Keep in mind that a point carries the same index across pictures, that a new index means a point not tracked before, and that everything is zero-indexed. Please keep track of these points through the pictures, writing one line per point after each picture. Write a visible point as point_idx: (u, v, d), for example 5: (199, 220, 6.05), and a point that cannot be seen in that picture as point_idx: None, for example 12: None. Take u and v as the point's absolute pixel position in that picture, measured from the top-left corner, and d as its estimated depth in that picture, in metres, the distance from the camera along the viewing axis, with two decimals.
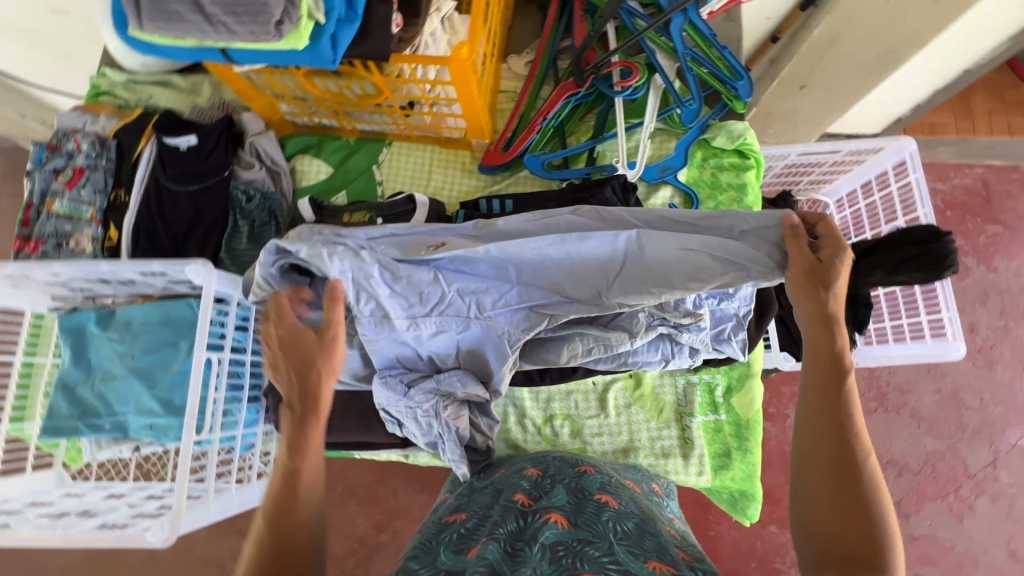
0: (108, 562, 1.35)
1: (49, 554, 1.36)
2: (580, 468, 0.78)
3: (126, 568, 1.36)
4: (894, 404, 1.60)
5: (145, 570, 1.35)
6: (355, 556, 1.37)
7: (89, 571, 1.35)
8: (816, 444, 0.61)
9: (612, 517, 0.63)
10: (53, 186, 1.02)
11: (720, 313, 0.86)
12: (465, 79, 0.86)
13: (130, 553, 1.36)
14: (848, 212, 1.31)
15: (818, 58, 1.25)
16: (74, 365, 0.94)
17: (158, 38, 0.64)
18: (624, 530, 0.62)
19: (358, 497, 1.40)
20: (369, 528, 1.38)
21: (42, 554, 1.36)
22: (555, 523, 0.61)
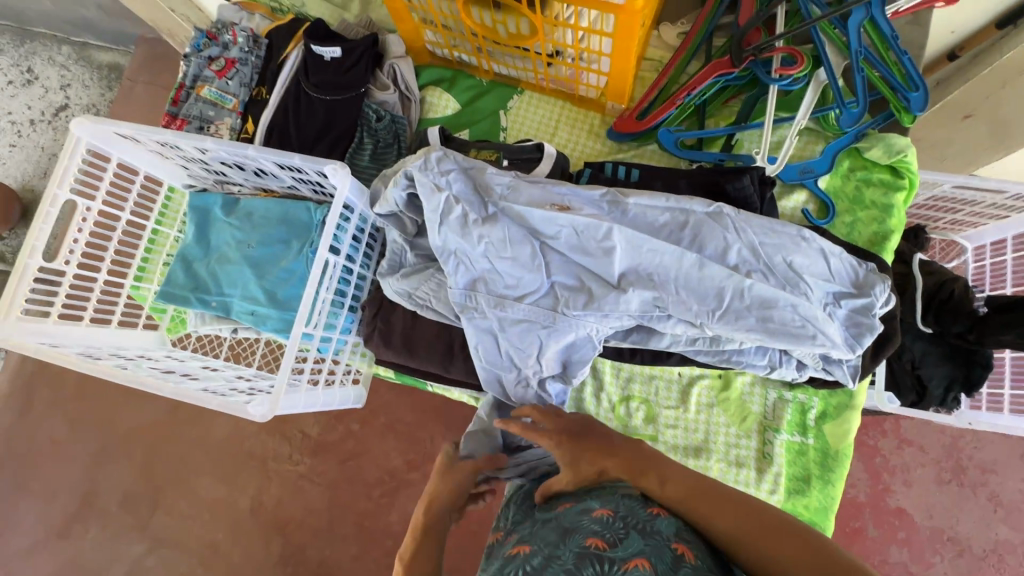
0: (170, 432, 1.47)
1: (122, 412, 1.50)
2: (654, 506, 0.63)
3: (182, 442, 1.47)
4: (972, 482, 1.44)
5: (198, 448, 1.46)
6: (383, 486, 1.38)
7: (153, 435, 1.47)
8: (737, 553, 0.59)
9: None
10: (205, 72, 1.08)
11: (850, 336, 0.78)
12: (628, 34, 0.82)
13: (189, 429, 1.48)
14: (988, 262, 1.20)
15: (999, 86, 1.12)
16: (196, 241, 1.00)
17: None
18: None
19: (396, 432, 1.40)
20: (401, 464, 1.39)
21: (116, 410, 1.50)
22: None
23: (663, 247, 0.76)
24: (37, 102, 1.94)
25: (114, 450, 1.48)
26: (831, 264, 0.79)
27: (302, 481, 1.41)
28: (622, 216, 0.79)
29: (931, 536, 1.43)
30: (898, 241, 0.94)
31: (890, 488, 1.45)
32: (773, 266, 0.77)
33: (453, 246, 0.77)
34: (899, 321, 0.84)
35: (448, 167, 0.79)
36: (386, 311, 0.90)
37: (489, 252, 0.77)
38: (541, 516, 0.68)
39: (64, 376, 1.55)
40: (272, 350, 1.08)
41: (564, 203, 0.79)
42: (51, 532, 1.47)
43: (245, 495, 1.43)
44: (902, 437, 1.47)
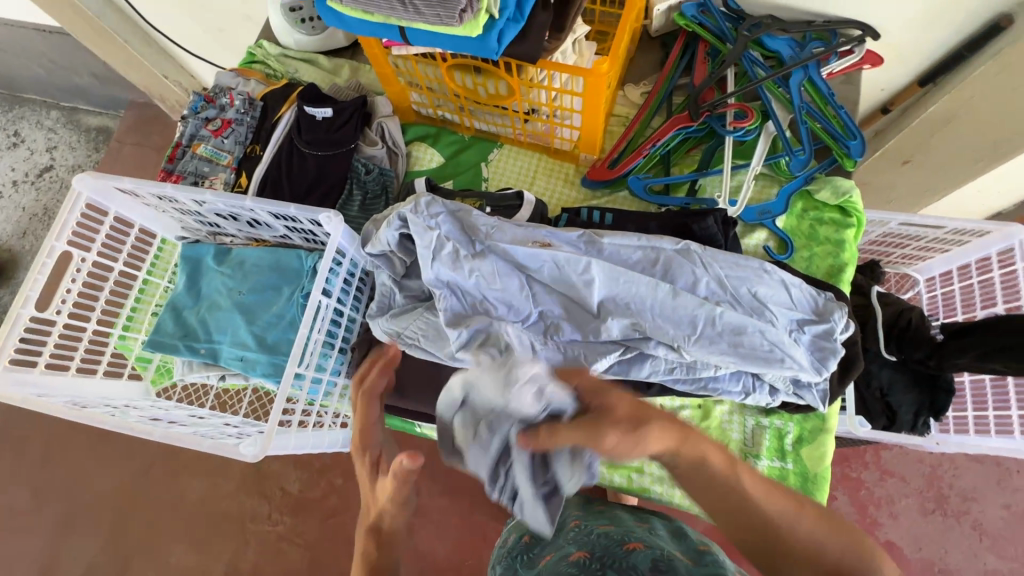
0: (144, 494, 1.42)
1: (93, 475, 1.45)
2: (629, 546, 0.72)
3: (155, 504, 1.42)
4: (955, 510, 1.51)
5: (171, 511, 1.41)
6: None
7: (126, 498, 1.42)
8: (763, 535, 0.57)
9: None
10: (202, 132, 1.14)
11: (817, 361, 0.83)
12: (596, 94, 0.92)
13: (162, 492, 1.43)
14: (939, 291, 1.29)
15: (930, 135, 1.26)
16: (186, 290, 1.03)
17: (350, 11, 0.72)
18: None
19: None
20: None
21: (86, 474, 1.45)
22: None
23: (639, 280, 0.82)
24: (22, 164, 1.98)
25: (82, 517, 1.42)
26: (792, 294, 0.85)
27: (282, 542, 1.36)
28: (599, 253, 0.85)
29: (922, 567, 1.47)
30: (852, 273, 1.02)
31: (877, 521, 1.51)
32: (739, 296, 0.83)
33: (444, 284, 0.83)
34: (859, 346, 0.90)
35: (438, 211, 0.85)
36: (375, 353, 0.92)
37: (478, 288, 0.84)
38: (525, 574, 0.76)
39: (31, 438, 1.49)
40: (259, 397, 1.09)
41: (546, 242, 0.85)
42: None
43: (224, 560, 1.37)
44: (884, 469, 1.55)
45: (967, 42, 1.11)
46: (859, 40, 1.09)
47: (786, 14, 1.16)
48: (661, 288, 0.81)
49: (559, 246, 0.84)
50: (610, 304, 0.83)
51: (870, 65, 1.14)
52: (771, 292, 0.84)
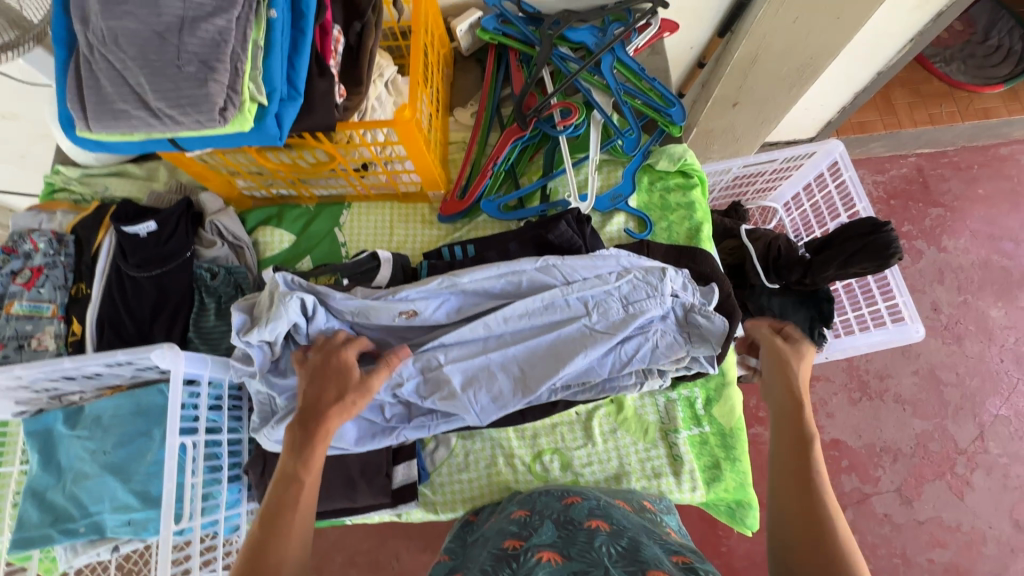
0: None
1: None
2: (568, 500, 0.82)
3: None
4: (877, 392, 1.65)
5: None
6: None
7: None
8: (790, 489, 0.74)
9: (604, 541, 0.67)
10: (11, 288, 1.01)
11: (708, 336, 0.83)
12: (412, 137, 0.89)
13: None
14: (796, 215, 1.41)
15: (742, 77, 1.33)
16: (43, 469, 0.91)
17: (106, 135, 0.66)
18: (621, 551, 0.65)
19: (358, 565, 1.41)
20: None
21: None
22: (548, 559, 0.64)
23: (522, 308, 0.83)
24: None
25: None
26: (670, 286, 0.85)
27: None
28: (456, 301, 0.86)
29: (868, 453, 1.60)
30: (708, 229, 1.07)
31: (819, 425, 1.63)
32: (611, 297, 0.84)
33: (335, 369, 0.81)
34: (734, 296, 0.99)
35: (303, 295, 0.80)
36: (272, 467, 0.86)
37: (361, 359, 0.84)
38: (471, 538, 0.85)
39: None
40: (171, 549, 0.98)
41: (413, 307, 0.84)
42: None
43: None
44: (809, 376, 1.67)
45: None
46: (651, 12, 1.12)
47: (581, 4, 1.20)
48: (536, 322, 0.84)
49: (423, 304, 0.84)
50: (498, 335, 0.85)
51: (669, 32, 1.20)
52: (632, 280, 0.85)
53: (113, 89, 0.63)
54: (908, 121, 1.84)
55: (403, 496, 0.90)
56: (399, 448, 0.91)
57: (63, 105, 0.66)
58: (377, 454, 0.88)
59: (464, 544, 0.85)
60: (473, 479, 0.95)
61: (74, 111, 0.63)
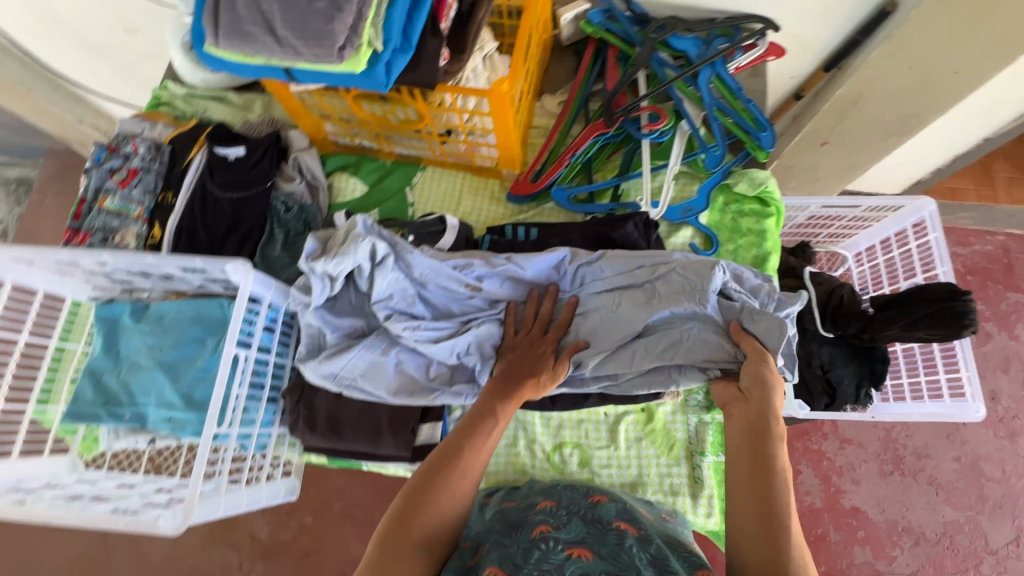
0: (121, 547, 1.52)
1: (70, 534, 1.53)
2: (594, 499, 0.83)
3: (139, 552, 1.52)
4: (911, 469, 1.57)
5: (157, 559, 1.51)
6: None
7: (100, 552, 1.52)
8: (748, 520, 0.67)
9: (636, 545, 0.69)
10: (107, 184, 1.09)
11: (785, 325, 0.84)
12: (503, 111, 0.91)
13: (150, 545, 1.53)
14: (868, 267, 1.33)
15: (840, 117, 1.28)
16: (104, 353, 0.98)
17: (229, 55, 0.70)
18: (654, 560, 0.67)
19: (353, 517, 1.49)
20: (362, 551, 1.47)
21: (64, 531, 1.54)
22: (579, 557, 0.66)
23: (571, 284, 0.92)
24: None
25: None
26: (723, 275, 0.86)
27: None
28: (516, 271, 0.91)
29: (888, 529, 1.52)
30: (775, 260, 1.05)
31: (842, 489, 1.56)
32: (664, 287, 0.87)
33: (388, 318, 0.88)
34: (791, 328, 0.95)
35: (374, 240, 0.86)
36: (307, 397, 0.90)
37: (418, 310, 0.91)
38: (489, 515, 0.85)
39: None
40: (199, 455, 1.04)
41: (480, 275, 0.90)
42: None
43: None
44: (841, 437, 1.60)
45: (861, 26, 1.14)
46: (760, 33, 1.10)
47: (689, 13, 1.18)
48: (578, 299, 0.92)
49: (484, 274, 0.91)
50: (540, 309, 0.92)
51: (775, 56, 1.17)
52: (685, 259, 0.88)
53: (245, 13, 0.67)
54: (1005, 197, 1.75)
55: (423, 454, 0.91)
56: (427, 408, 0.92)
57: (197, 20, 0.70)
58: (406, 409, 0.90)
59: (485, 517, 0.85)
60: (491, 454, 0.97)
61: (207, 27, 0.67)
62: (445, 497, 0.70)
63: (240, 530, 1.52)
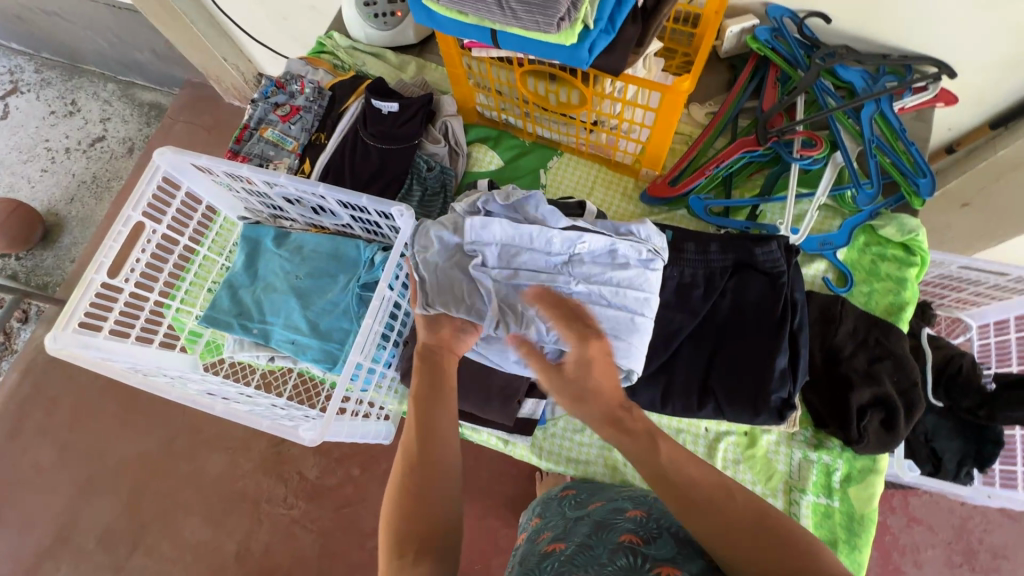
0: (184, 454, 1.62)
1: (144, 432, 1.65)
2: None
3: (198, 463, 1.62)
4: (984, 567, 1.42)
5: (214, 472, 1.60)
6: (380, 537, 1.48)
7: (166, 454, 1.62)
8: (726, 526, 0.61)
9: None
10: (270, 116, 1.16)
11: None
12: (671, 111, 0.92)
13: (209, 459, 1.62)
14: (992, 340, 1.25)
15: (991, 179, 1.22)
16: (244, 270, 1.05)
17: (445, 10, 0.73)
18: None
19: None
20: None
21: (139, 428, 1.66)
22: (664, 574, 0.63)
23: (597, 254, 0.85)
24: (75, 132, 2.26)
25: (118, 465, 1.63)
26: None
27: (294, 525, 1.53)
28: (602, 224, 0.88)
29: None
30: (912, 312, 1.00)
31: (900, 569, 1.43)
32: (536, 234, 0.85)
33: (490, 280, 0.84)
34: (919, 388, 0.92)
35: (539, 213, 0.86)
36: None
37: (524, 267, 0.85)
38: (572, 514, 0.86)
39: (86, 394, 1.70)
40: (302, 383, 1.09)
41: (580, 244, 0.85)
42: (41, 548, 1.58)
43: (262, 527, 1.54)
44: (910, 515, 1.48)
45: None
46: (935, 77, 1.06)
47: (862, 46, 1.14)
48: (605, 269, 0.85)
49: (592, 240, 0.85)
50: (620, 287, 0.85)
51: (943, 103, 1.13)
52: None
53: None
54: None
55: (524, 427, 0.95)
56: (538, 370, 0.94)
57: None
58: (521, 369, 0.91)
59: (566, 516, 0.86)
60: (584, 443, 0.98)
61: None
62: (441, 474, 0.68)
63: (292, 466, 1.58)
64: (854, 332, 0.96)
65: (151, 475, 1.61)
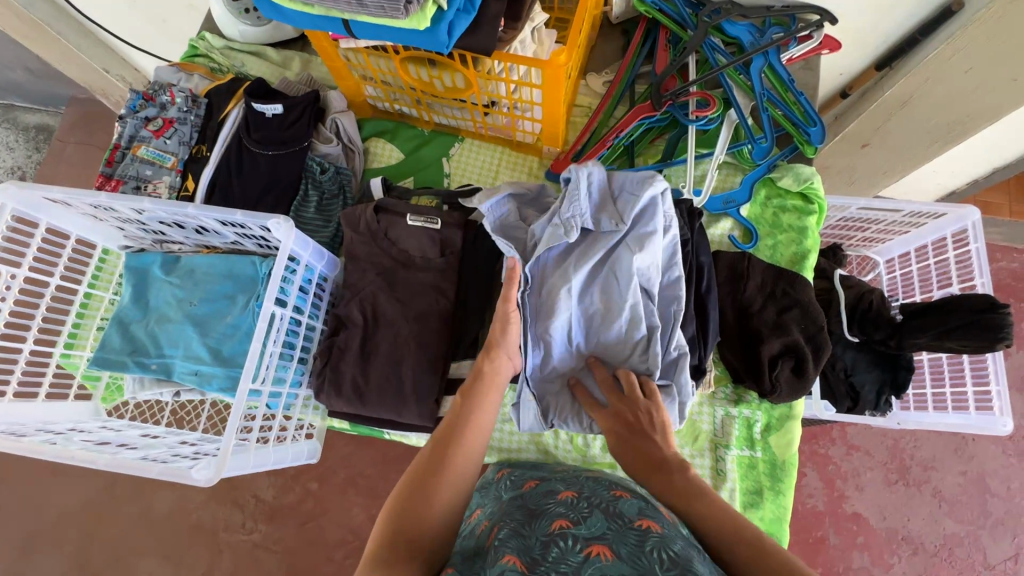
0: (126, 497, 1.53)
1: (77, 482, 1.55)
2: (617, 493, 0.78)
3: (142, 503, 1.53)
4: (916, 480, 1.52)
5: (161, 510, 1.52)
6: (347, 546, 1.46)
7: (104, 501, 1.53)
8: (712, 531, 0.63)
9: (656, 545, 0.62)
10: (142, 133, 1.06)
11: None
12: (555, 86, 0.89)
13: (153, 497, 1.54)
14: (899, 274, 1.30)
15: (884, 119, 1.26)
16: (133, 302, 0.96)
17: (288, 2, 0.67)
18: (671, 561, 0.59)
19: (357, 486, 1.50)
20: (364, 520, 1.47)
21: (71, 478, 1.56)
22: (599, 556, 0.60)
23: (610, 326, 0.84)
24: None
25: (53, 521, 1.52)
26: None
27: (257, 549, 1.47)
28: (546, 269, 0.87)
29: (888, 537, 1.48)
30: (815, 259, 1.02)
31: (845, 495, 1.52)
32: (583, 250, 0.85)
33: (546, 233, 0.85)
34: (825, 331, 0.94)
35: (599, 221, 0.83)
36: (335, 361, 0.89)
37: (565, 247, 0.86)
38: (509, 497, 0.82)
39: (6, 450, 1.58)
40: (218, 411, 1.03)
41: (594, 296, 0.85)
42: None
43: (223, 557, 1.48)
44: (849, 443, 1.56)
45: (921, 25, 1.11)
46: (818, 25, 1.08)
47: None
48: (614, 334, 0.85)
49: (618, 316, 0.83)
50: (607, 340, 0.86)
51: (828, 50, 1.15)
52: None
53: None
54: None
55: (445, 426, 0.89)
56: (455, 347, 0.90)
57: None
58: (432, 348, 0.89)
59: (501, 498, 0.84)
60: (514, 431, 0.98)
61: None
62: (442, 482, 0.68)
63: (245, 490, 1.52)
64: (762, 285, 0.98)
65: (95, 525, 1.52)
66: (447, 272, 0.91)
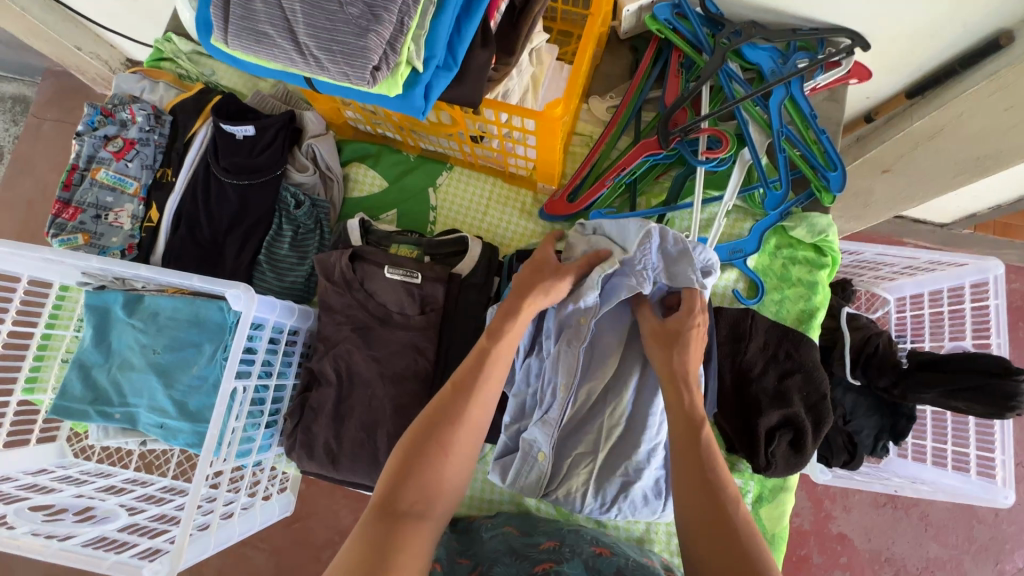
0: None
1: None
2: (598, 549, 0.78)
3: None
4: (905, 503, 1.49)
5: None
6: (334, 547, 1.36)
7: None
8: (694, 504, 0.65)
9: None
10: (101, 154, 0.96)
11: None
12: (551, 134, 0.81)
13: None
14: (909, 315, 1.22)
15: (910, 147, 1.13)
16: (94, 346, 0.90)
17: (241, 55, 0.58)
18: None
19: (345, 489, 1.41)
20: (351, 523, 1.39)
21: None
22: None
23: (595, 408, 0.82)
24: None
25: None
26: None
27: (244, 546, 1.39)
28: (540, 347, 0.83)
29: (871, 558, 1.47)
30: (823, 317, 0.96)
31: (831, 515, 1.49)
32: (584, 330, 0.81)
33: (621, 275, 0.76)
34: (828, 400, 0.89)
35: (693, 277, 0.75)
36: (307, 422, 0.85)
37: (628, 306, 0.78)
38: (487, 535, 0.84)
39: None
40: (187, 456, 1.01)
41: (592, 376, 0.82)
42: None
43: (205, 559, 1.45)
44: None
45: (960, 56, 0.99)
46: (847, 51, 0.95)
47: (770, 18, 1.03)
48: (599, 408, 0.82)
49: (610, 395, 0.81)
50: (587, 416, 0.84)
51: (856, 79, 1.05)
52: None
53: (262, 6, 0.55)
54: None
55: None
56: None
57: (206, 6, 0.59)
58: (410, 414, 0.84)
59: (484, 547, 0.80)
60: (496, 489, 0.96)
61: (216, 20, 0.55)
62: (430, 474, 0.63)
63: None
64: (764, 347, 0.92)
65: None
66: (428, 331, 0.85)
